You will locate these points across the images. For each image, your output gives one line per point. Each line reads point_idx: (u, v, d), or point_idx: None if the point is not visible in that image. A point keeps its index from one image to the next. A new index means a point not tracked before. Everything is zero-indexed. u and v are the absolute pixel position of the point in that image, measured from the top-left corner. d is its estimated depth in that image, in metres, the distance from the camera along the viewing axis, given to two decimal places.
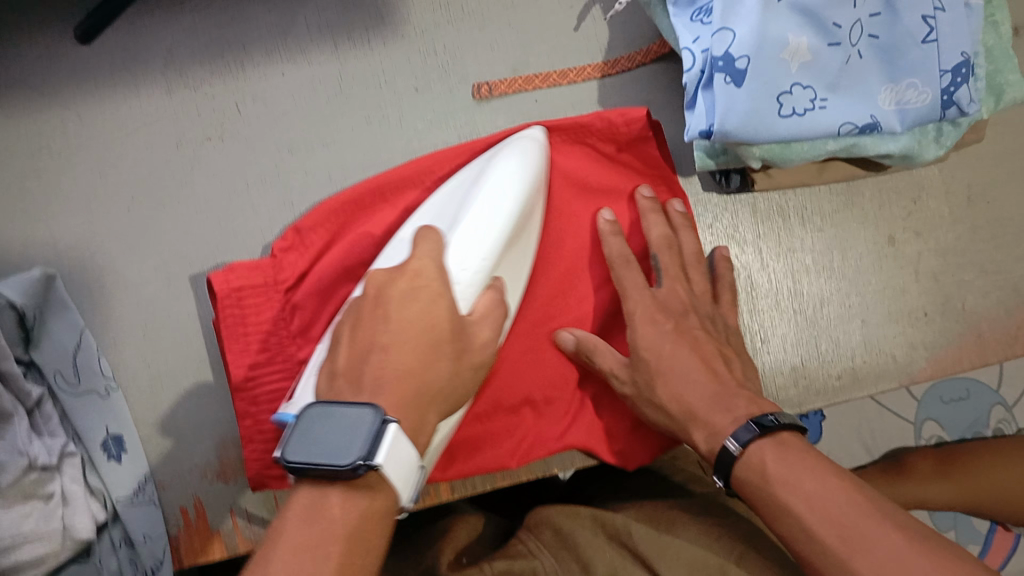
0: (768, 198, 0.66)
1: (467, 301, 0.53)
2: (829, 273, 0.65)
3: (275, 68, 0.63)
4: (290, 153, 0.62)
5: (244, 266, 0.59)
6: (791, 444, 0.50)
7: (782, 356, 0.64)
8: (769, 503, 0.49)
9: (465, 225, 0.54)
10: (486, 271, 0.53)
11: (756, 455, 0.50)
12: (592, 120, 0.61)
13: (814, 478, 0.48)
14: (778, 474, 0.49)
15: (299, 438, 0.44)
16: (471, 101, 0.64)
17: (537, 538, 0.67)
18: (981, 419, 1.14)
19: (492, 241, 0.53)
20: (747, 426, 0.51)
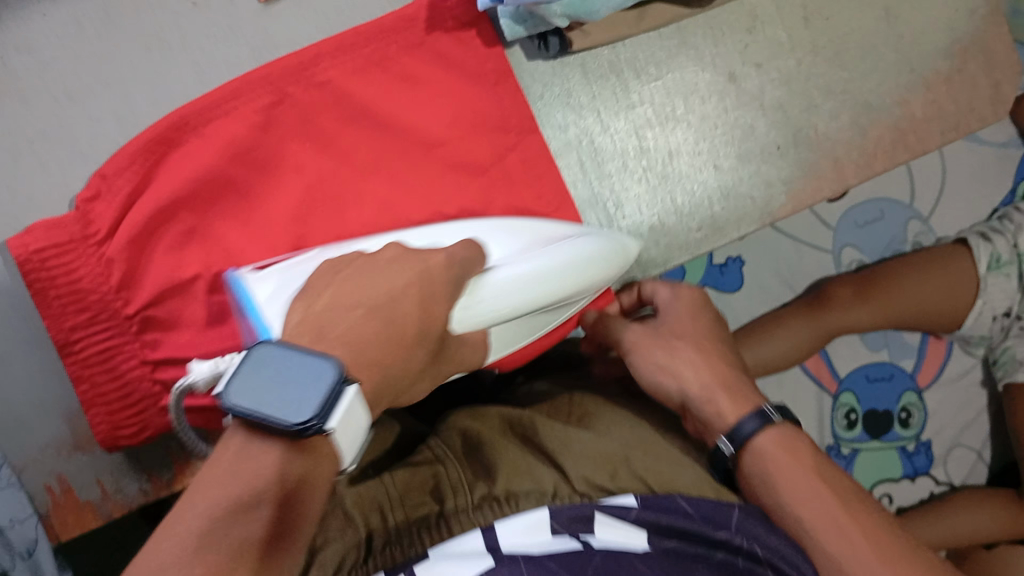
0: (596, 55, 0.61)
1: (464, 323, 0.49)
2: (675, 122, 0.62)
3: (32, 7, 0.56)
4: (71, 100, 0.57)
5: (43, 224, 0.55)
6: (798, 444, 0.54)
7: (640, 219, 0.63)
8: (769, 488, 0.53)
9: (522, 273, 0.52)
10: (497, 315, 0.50)
11: (761, 447, 0.53)
12: (415, 11, 0.59)
13: (802, 454, 0.53)
14: (783, 470, 0.52)
15: (243, 380, 0.34)
16: (257, 6, 0.59)
17: (444, 445, 0.59)
18: (897, 236, 1.05)
19: (534, 295, 0.52)
20: (756, 415, 0.54)
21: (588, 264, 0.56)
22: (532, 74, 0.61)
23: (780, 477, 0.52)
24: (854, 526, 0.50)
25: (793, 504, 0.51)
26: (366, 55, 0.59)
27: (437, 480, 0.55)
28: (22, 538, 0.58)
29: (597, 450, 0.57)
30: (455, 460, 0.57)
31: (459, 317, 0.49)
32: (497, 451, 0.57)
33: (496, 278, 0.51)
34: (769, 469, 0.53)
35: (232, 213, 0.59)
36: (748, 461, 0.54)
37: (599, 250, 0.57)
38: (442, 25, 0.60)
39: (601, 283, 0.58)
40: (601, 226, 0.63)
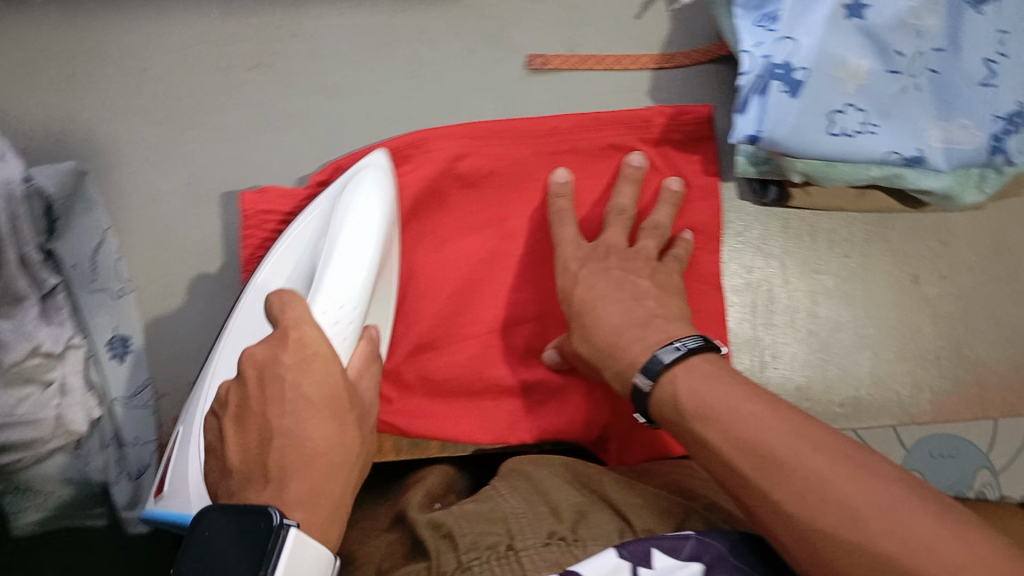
0: (800, 216, 0.65)
1: (345, 354, 0.51)
2: (848, 300, 0.65)
3: (332, 6, 0.62)
4: (336, 93, 0.63)
5: (278, 189, 0.59)
6: (702, 370, 0.46)
7: (789, 374, 0.65)
8: (689, 436, 0.45)
9: (333, 277, 0.51)
10: (357, 320, 0.51)
11: (668, 386, 0.47)
12: (653, 115, 0.62)
13: (737, 411, 0.43)
14: (718, 408, 0.44)
15: (184, 573, 0.35)
16: (522, 71, 0.63)
17: (504, 480, 0.60)
18: None
19: (361, 291, 0.51)
20: (654, 358, 0.48)
21: (377, 218, 0.52)
22: (738, 212, 0.65)
23: (708, 413, 0.44)
24: (785, 467, 0.40)
25: (726, 456, 0.43)
26: (604, 142, 0.62)
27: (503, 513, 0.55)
28: (137, 459, 0.61)
29: (657, 506, 0.57)
30: (514, 494, 0.57)
31: (343, 352, 0.51)
32: (564, 497, 0.57)
33: (320, 300, 0.50)
34: (683, 415, 0.45)
35: (432, 240, 0.61)
36: (662, 398, 0.47)
37: (370, 194, 0.53)
38: (672, 135, 0.63)
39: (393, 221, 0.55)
40: (751, 368, 0.64)
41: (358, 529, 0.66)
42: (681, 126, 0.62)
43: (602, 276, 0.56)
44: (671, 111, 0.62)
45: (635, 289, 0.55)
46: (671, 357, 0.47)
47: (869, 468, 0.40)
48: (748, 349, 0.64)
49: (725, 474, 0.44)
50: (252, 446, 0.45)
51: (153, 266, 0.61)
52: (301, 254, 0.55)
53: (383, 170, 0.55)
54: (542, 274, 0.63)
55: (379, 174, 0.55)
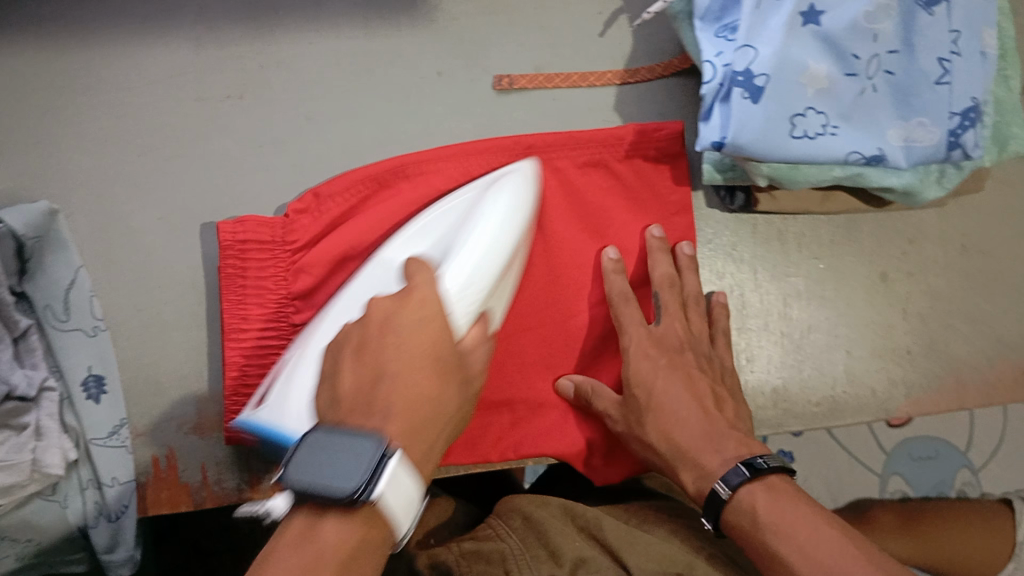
0: (769, 221, 0.66)
1: (461, 326, 0.52)
2: (820, 301, 0.66)
3: (303, 37, 0.64)
4: (307, 121, 0.63)
5: (256, 220, 0.59)
6: (779, 489, 0.50)
7: (766, 377, 0.65)
8: (762, 552, 0.49)
9: (469, 249, 0.54)
10: (476, 305, 0.54)
11: (746, 500, 0.50)
12: (626, 132, 0.63)
13: (812, 531, 0.48)
14: (788, 528, 0.48)
15: None
16: (491, 92, 0.65)
17: (505, 524, 0.64)
18: (946, 481, 1.02)
19: (488, 266, 0.54)
20: (736, 469, 0.51)
21: (510, 206, 0.57)
22: (708, 220, 0.65)
23: (782, 528, 0.48)
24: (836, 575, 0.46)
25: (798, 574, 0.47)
26: (580, 159, 0.63)
27: (501, 554, 0.60)
28: (116, 500, 0.60)
29: (658, 552, 0.60)
30: (511, 535, 0.62)
31: (460, 324, 0.52)
32: (564, 542, 0.60)
33: (447, 275, 0.53)
34: (757, 526, 0.49)
35: None
36: (738, 513, 0.51)
37: (516, 184, 0.58)
38: (647, 151, 0.64)
39: (534, 205, 0.60)
40: None
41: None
42: (654, 142, 0.63)
43: (675, 380, 0.58)
44: (648, 126, 0.63)
45: (699, 400, 0.57)
46: (751, 472, 0.50)
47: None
48: (726, 352, 0.65)
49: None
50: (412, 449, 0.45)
51: (128, 301, 0.61)
52: (427, 234, 0.58)
53: (524, 173, 0.59)
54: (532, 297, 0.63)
55: (521, 176, 0.59)
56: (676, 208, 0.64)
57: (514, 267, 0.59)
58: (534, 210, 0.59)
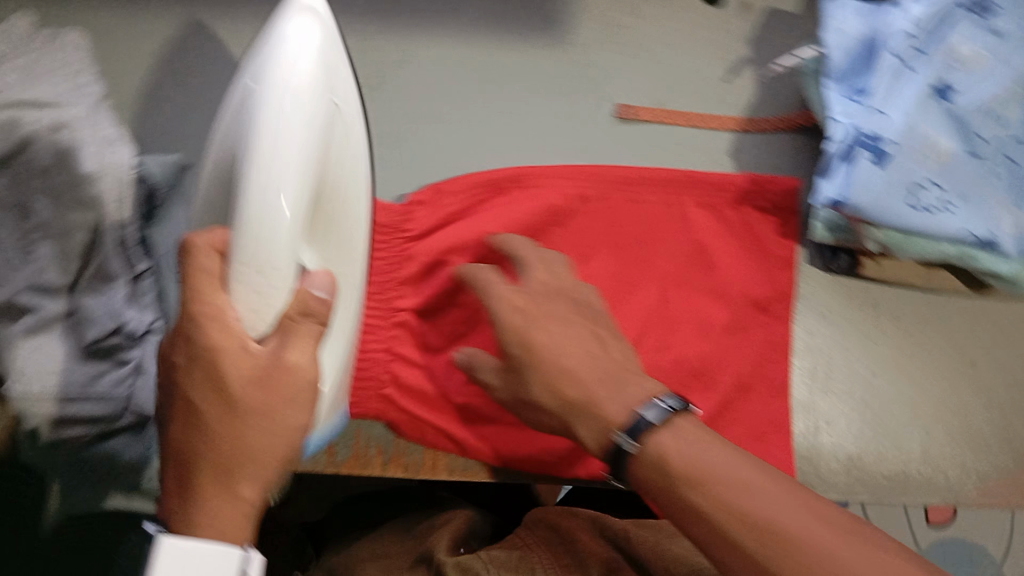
0: (864, 289, 0.67)
1: (262, 323, 0.43)
2: (904, 375, 0.67)
3: (439, 38, 0.66)
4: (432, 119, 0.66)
5: (377, 204, 0.62)
6: (687, 431, 0.47)
7: (841, 442, 0.65)
8: (673, 502, 0.46)
9: (265, 127, 0.41)
10: (289, 259, 0.42)
11: (654, 446, 0.47)
12: (743, 180, 0.65)
13: (805, 513, 0.44)
14: (703, 475, 0.45)
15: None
16: (611, 119, 0.66)
17: (531, 536, 0.64)
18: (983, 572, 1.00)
19: (290, 212, 0.41)
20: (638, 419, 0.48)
21: (293, 90, 0.42)
22: (807, 278, 0.66)
23: (705, 480, 0.45)
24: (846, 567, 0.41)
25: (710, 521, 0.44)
26: (695, 200, 0.65)
27: (531, 563, 0.60)
28: None
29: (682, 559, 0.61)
30: (541, 546, 0.62)
31: (253, 323, 0.43)
32: (592, 549, 0.62)
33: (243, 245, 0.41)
34: (670, 482, 0.46)
35: None
36: (640, 461, 0.48)
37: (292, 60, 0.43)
38: (761, 201, 0.65)
39: (327, 69, 0.45)
40: (806, 432, 0.65)
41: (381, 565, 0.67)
42: (769, 193, 0.65)
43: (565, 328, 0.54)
44: (765, 179, 0.65)
45: (591, 346, 0.54)
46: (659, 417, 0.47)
47: (801, 545, 0.42)
48: (805, 410, 0.65)
49: (716, 541, 0.45)
50: (195, 373, 0.43)
51: None
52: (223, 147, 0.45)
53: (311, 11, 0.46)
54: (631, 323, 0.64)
55: (307, 15, 0.45)
56: (781, 258, 0.65)
57: (326, 196, 0.48)
58: (328, 63, 0.45)
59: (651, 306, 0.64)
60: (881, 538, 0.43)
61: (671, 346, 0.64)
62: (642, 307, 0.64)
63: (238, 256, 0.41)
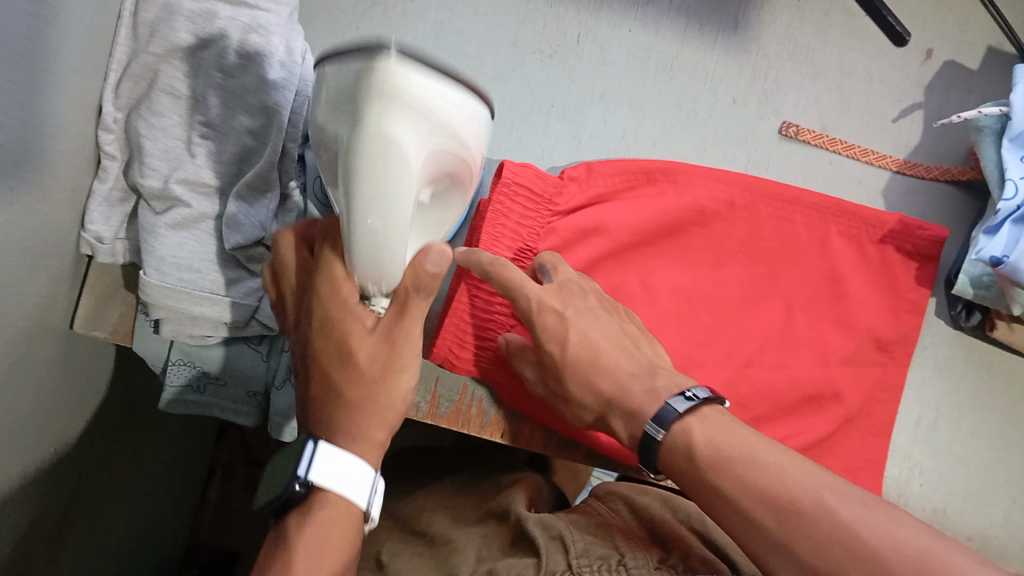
0: (984, 350, 0.68)
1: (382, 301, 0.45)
2: (1004, 443, 0.67)
3: (624, 23, 0.67)
4: (601, 99, 0.66)
5: (533, 170, 0.60)
6: (712, 419, 0.48)
7: (930, 496, 0.66)
8: (704, 488, 0.45)
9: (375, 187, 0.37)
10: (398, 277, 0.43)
11: (679, 437, 0.48)
12: (892, 220, 0.65)
13: (810, 477, 0.43)
14: (728, 457, 0.45)
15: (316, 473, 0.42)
16: (774, 135, 0.67)
17: (608, 508, 0.62)
18: None
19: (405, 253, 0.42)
20: (667, 410, 0.48)
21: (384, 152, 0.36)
22: (932, 327, 0.67)
23: (722, 461, 0.45)
24: (800, 510, 0.41)
25: (743, 508, 0.43)
26: (838, 228, 0.65)
27: (605, 531, 0.57)
28: None
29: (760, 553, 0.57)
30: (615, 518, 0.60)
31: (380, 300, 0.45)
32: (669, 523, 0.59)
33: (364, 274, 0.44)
34: (697, 455, 0.46)
35: (651, 256, 0.64)
36: (666, 456, 0.48)
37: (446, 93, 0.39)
38: (906, 244, 0.65)
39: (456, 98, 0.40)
40: (898, 478, 0.66)
41: (449, 516, 0.64)
42: (914, 239, 0.65)
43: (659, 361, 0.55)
44: (912, 222, 0.65)
45: (621, 338, 0.55)
46: (686, 407, 0.48)
47: (804, 524, 0.41)
48: (903, 456, 0.66)
49: (744, 530, 0.43)
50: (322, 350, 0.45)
51: None
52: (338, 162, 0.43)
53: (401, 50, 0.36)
54: (754, 338, 0.64)
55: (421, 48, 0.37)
56: (909, 303, 0.66)
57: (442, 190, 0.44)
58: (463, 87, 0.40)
59: (776, 325, 0.64)
60: (919, 550, 0.38)
61: (787, 370, 0.64)
62: (770, 324, 0.64)
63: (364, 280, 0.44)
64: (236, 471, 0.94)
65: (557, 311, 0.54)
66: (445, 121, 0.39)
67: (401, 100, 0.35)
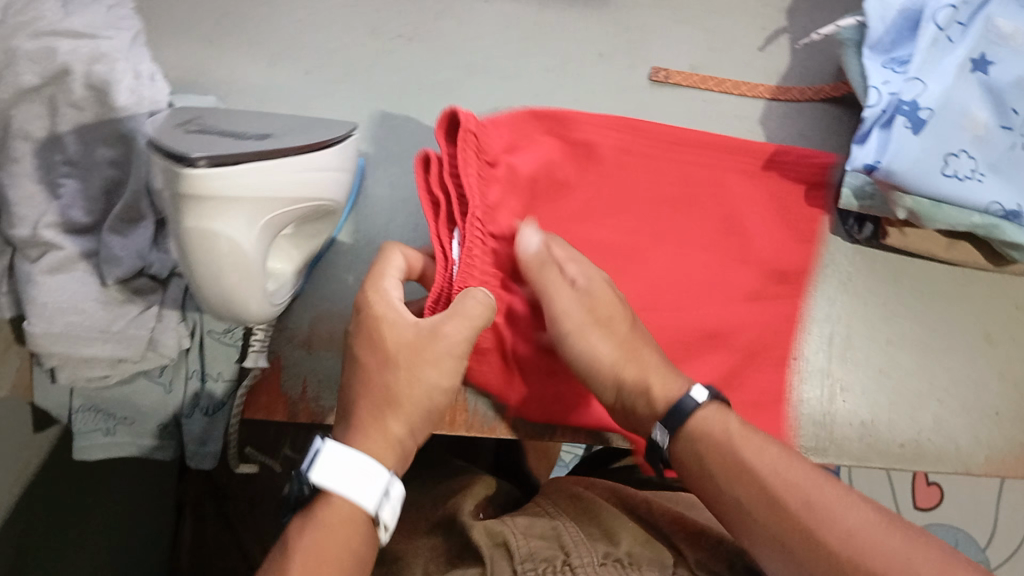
0: (886, 259, 0.68)
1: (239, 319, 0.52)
2: (921, 347, 0.67)
3: None
4: (470, 73, 0.65)
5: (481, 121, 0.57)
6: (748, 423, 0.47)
7: (855, 410, 0.66)
8: (721, 468, 0.44)
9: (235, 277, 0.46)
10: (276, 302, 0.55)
11: (711, 418, 0.47)
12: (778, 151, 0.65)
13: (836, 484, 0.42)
14: (762, 449, 0.44)
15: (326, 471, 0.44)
16: (645, 83, 0.67)
17: (552, 502, 0.60)
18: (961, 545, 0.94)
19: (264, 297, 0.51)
20: (700, 393, 0.48)
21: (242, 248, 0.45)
22: (831, 245, 0.67)
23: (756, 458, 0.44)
24: (831, 503, 0.40)
25: (770, 490, 0.42)
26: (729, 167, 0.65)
27: (555, 529, 0.54)
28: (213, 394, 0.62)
29: (712, 536, 0.56)
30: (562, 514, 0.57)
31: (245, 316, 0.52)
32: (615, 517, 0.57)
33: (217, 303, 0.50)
34: (728, 438, 0.45)
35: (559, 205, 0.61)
36: (688, 429, 0.47)
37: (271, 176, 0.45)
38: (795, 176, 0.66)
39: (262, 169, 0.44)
40: (820, 399, 0.66)
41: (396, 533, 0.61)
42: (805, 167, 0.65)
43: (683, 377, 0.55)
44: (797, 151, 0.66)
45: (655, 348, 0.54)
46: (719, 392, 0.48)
47: (826, 519, 0.40)
48: (822, 374, 0.66)
49: (760, 509, 0.42)
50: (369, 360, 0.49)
51: None
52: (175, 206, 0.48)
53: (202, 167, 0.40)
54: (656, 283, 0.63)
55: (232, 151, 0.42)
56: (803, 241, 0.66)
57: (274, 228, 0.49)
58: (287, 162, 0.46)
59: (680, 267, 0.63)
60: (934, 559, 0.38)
61: (700, 307, 0.63)
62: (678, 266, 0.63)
63: (215, 313, 0.50)
64: (205, 507, 0.86)
65: (617, 310, 0.54)
66: (242, 199, 0.44)
67: (207, 234, 0.43)
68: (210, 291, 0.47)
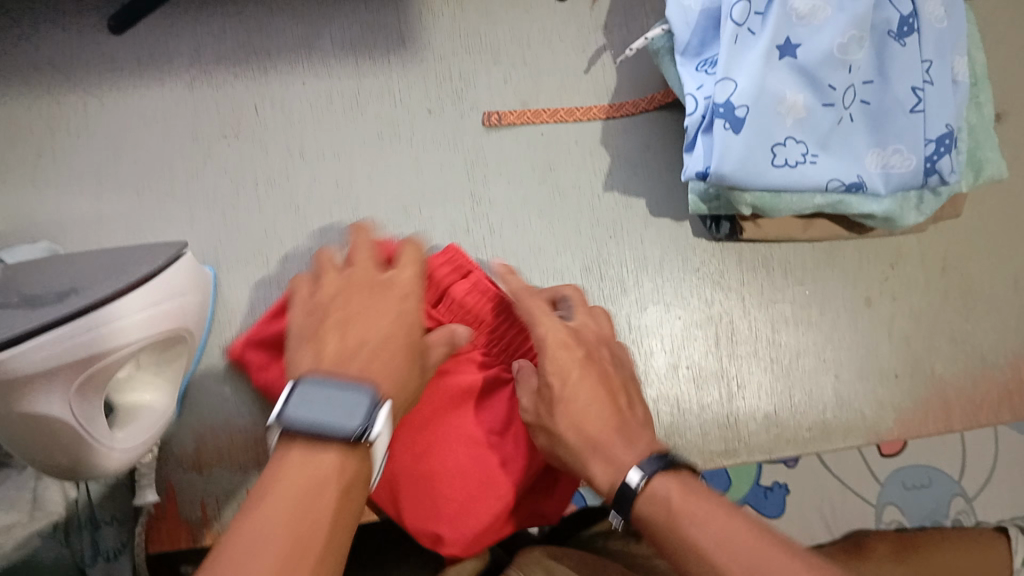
0: (754, 249, 0.68)
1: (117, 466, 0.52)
2: (808, 326, 0.67)
3: (296, 77, 0.66)
4: (302, 158, 0.64)
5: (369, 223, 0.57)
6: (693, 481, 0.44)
7: (757, 402, 0.66)
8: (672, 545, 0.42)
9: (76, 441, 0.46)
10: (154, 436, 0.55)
11: (663, 490, 0.44)
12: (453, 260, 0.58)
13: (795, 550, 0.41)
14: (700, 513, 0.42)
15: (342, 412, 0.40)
16: (480, 128, 0.66)
17: None
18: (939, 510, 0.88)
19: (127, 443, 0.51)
20: (653, 459, 0.45)
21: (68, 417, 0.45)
22: (694, 248, 0.67)
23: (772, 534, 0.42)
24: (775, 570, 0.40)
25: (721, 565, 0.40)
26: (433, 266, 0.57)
27: None
28: (113, 538, 0.60)
29: None
30: None
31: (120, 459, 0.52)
32: None
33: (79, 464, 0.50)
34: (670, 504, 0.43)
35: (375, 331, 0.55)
36: (648, 507, 0.44)
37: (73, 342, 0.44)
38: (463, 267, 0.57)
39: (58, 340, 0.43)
40: (720, 400, 0.65)
41: None
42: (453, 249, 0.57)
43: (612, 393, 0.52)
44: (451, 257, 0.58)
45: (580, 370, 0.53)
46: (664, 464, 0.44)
47: None
48: (714, 376, 0.66)
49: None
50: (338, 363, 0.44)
51: None
52: None
53: None
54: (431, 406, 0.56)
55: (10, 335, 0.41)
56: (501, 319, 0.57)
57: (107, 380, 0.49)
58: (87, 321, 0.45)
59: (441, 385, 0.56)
60: None
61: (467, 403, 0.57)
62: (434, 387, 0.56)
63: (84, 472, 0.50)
64: None
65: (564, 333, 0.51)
66: (44, 375, 0.43)
67: (26, 417, 0.43)
68: (39, 462, 0.47)
